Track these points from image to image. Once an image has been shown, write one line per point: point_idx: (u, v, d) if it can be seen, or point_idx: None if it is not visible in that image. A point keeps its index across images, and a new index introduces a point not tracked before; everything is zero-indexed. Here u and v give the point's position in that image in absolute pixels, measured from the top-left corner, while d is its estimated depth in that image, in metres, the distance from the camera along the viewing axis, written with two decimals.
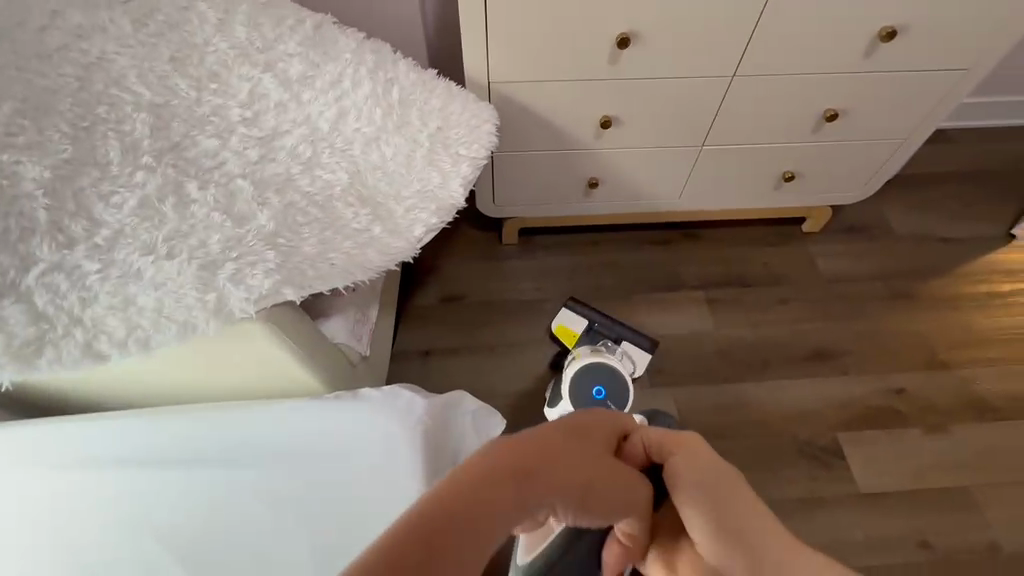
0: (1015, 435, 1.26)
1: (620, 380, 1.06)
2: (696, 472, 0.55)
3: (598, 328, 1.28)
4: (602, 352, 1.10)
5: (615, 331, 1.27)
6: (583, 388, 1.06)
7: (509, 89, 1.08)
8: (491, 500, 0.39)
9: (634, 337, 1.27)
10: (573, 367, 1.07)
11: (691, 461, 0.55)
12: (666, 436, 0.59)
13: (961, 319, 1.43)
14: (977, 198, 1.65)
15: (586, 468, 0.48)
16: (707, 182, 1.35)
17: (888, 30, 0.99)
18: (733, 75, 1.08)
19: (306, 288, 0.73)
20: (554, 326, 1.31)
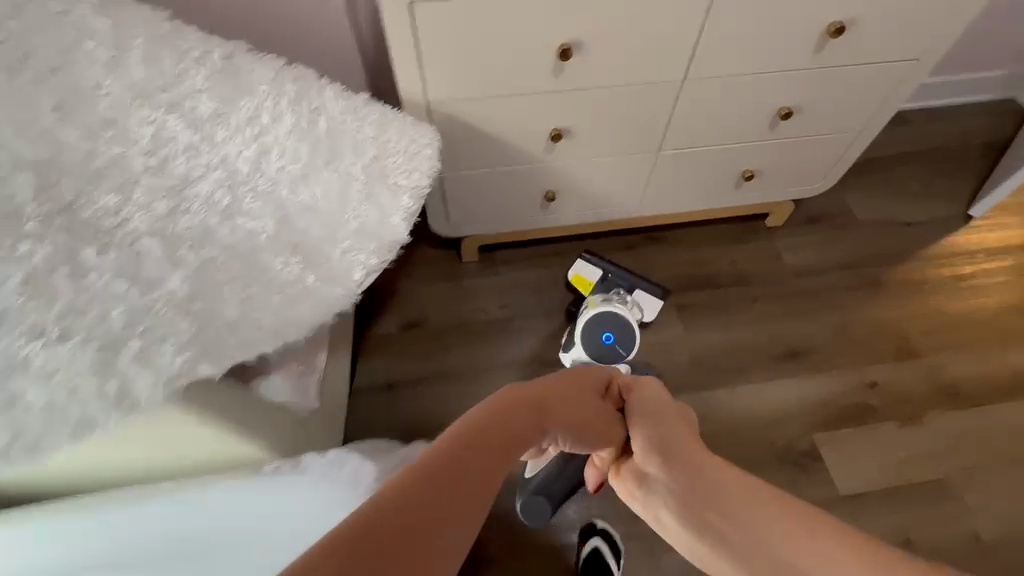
0: (988, 420, 1.27)
1: (629, 328, 1.15)
2: (653, 406, 0.63)
3: (612, 277, 1.35)
4: (611, 303, 1.18)
5: (627, 280, 1.33)
6: (593, 333, 1.15)
7: (450, 108, 1.02)
8: (505, 436, 0.45)
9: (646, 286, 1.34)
10: (586, 316, 1.17)
11: (650, 398, 0.64)
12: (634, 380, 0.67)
13: (928, 305, 1.43)
14: (935, 178, 1.65)
15: (578, 412, 0.57)
16: (666, 186, 1.31)
17: (837, 25, 0.95)
18: (683, 79, 1.04)
19: (227, 360, 0.69)
20: (570, 276, 1.36)
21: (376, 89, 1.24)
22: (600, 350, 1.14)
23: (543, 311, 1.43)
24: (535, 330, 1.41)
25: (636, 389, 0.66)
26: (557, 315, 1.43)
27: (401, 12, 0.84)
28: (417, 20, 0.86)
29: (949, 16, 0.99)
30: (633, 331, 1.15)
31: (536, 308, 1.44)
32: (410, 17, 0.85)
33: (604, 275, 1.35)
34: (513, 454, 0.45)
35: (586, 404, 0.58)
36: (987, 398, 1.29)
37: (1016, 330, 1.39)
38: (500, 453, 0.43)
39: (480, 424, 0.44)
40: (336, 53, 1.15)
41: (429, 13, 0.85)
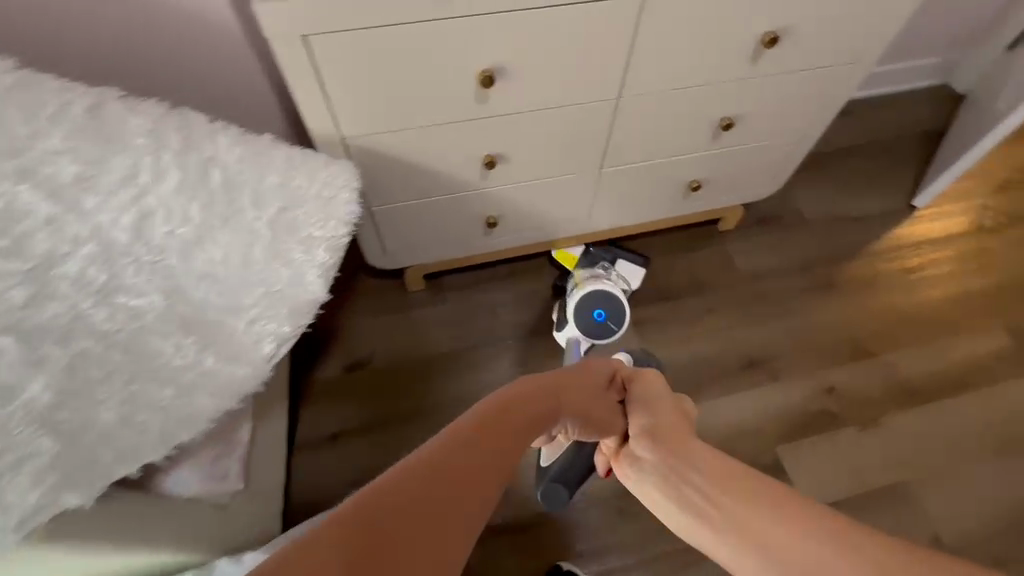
0: (942, 416, 1.28)
1: (618, 303, 1.25)
2: (653, 396, 0.63)
3: (594, 251, 1.39)
4: (599, 283, 1.27)
5: (609, 253, 1.38)
6: (586, 311, 1.25)
7: (370, 142, 0.93)
8: (511, 432, 0.45)
9: (628, 256, 1.40)
10: (579, 296, 1.26)
11: (651, 389, 0.64)
12: (638, 370, 0.67)
13: (880, 302, 1.43)
14: (879, 170, 1.66)
15: (583, 401, 0.58)
16: (613, 202, 1.26)
17: (771, 36, 0.92)
18: (618, 97, 0.98)
19: (101, 483, 0.58)
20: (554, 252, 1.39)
21: (291, 122, 1.15)
22: (593, 326, 1.24)
23: (497, 338, 1.37)
24: (490, 359, 1.34)
25: (637, 380, 0.66)
26: (512, 341, 1.37)
27: (295, 45, 0.74)
28: (316, 53, 0.76)
29: (881, 20, 0.96)
30: (622, 306, 1.26)
31: (489, 335, 1.37)
32: (306, 50, 0.75)
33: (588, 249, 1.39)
34: (521, 441, 0.47)
35: (590, 394, 0.60)
36: (941, 394, 1.30)
37: (964, 321, 1.41)
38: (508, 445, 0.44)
39: (489, 416, 0.45)
40: (246, 87, 1.06)
41: (328, 45, 0.76)
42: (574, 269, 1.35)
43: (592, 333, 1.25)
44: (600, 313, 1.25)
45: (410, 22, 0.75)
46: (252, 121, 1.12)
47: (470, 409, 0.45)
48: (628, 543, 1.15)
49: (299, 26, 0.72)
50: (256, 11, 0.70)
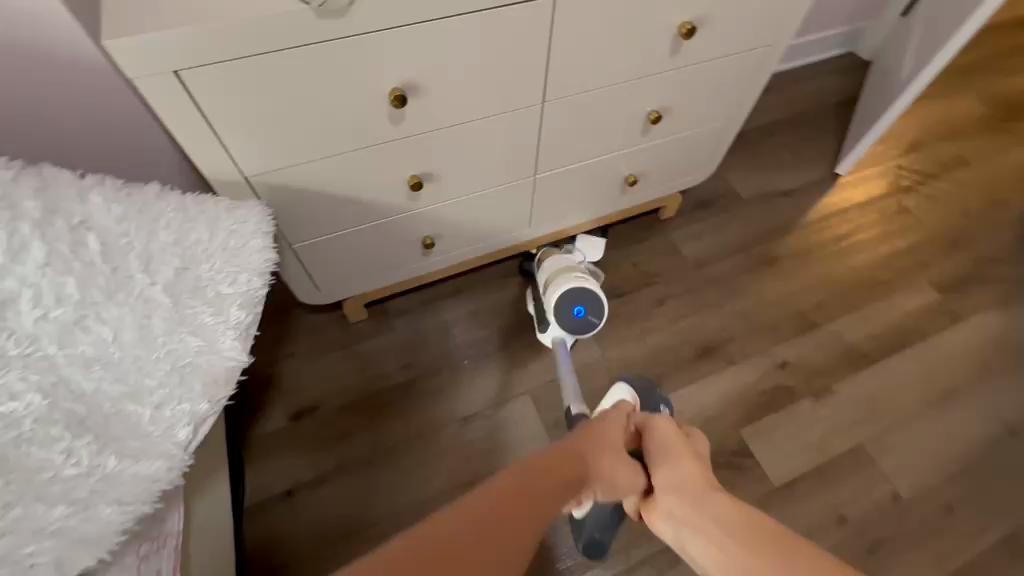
0: (886, 375, 1.33)
1: (596, 298, 1.15)
2: (666, 444, 0.72)
3: None
4: (576, 277, 1.16)
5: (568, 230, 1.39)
6: (565, 309, 1.15)
7: (278, 177, 0.84)
8: (541, 494, 0.59)
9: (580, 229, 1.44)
10: (555, 295, 1.15)
11: (664, 438, 0.73)
12: (648, 420, 0.77)
13: (817, 272, 1.48)
14: (802, 142, 1.71)
15: (603, 460, 0.70)
16: (551, 206, 1.22)
17: (689, 25, 0.88)
18: (542, 101, 0.93)
19: None
20: None
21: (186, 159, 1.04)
22: (575, 325, 1.16)
23: (451, 360, 1.31)
24: (446, 384, 1.28)
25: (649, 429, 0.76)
26: (467, 361, 1.31)
27: (165, 81, 0.65)
28: (194, 88, 0.67)
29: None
30: (600, 299, 1.15)
31: (443, 358, 1.31)
32: (180, 85, 0.66)
33: None
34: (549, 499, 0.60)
35: (609, 456, 0.70)
36: (883, 354, 1.36)
37: (895, 280, 1.47)
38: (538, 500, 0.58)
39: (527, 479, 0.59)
40: (143, 140, 0.97)
41: (206, 78, 0.66)
42: (542, 257, 1.28)
43: (575, 330, 1.17)
44: (581, 309, 1.15)
45: (299, 44, 0.67)
46: (162, 174, 1.03)
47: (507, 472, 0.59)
48: (609, 553, 1.13)
49: (166, 60, 0.62)
50: (107, 48, 0.60)
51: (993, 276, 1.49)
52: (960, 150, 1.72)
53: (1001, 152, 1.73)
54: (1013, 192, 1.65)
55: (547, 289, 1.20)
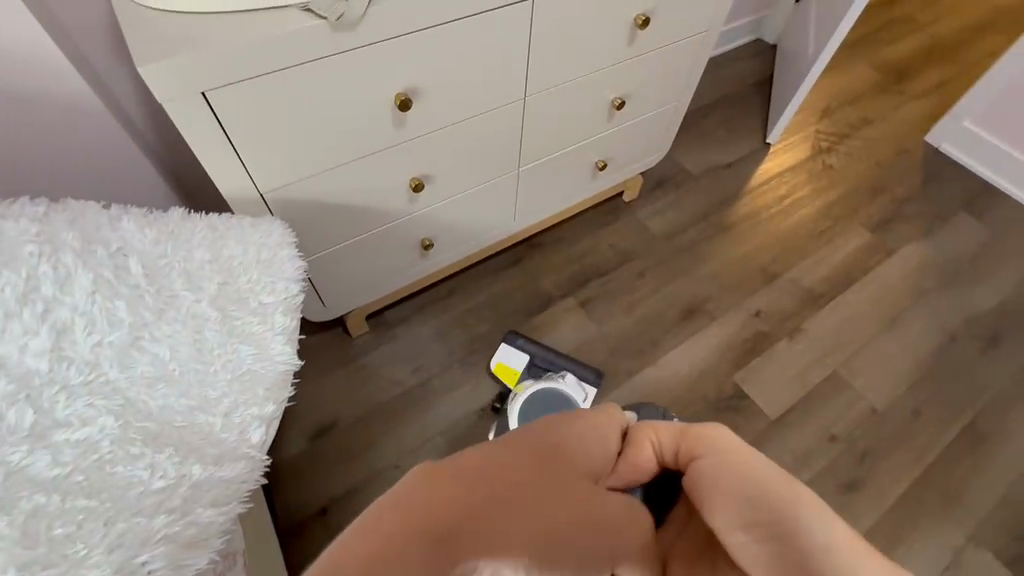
0: (844, 308, 1.50)
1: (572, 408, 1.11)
2: (726, 463, 0.51)
3: (536, 362, 1.32)
4: (548, 385, 1.12)
5: (557, 365, 1.31)
6: (533, 417, 1.08)
7: (292, 190, 0.87)
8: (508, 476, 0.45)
9: (576, 368, 1.31)
10: (522, 399, 1.10)
11: (711, 450, 0.53)
12: (684, 431, 0.57)
13: (769, 229, 1.65)
14: (734, 118, 1.91)
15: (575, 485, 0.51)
16: (533, 196, 1.30)
17: (644, 16, 1.01)
18: (523, 96, 1.02)
19: None
20: (493, 366, 1.31)
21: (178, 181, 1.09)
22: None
23: (458, 357, 1.35)
24: (458, 380, 1.33)
25: (696, 446, 0.55)
26: (473, 357, 1.36)
27: (193, 100, 0.67)
28: (219, 108, 0.70)
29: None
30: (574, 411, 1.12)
31: (449, 358, 1.35)
32: (207, 106, 0.69)
33: (529, 361, 1.32)
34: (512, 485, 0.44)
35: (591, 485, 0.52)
36: (838, 291, 1.53)
37: (834, 227, 1.67)
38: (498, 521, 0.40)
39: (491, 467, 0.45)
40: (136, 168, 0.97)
41: (231, 96, 0.70)
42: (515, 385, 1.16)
43: None
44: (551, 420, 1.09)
45: (317, 57, 0.72)
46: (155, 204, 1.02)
47: (485, 456, 0.46)
48: None
49: (196, 81, 0.65)
50: (141, 72, 0.62)
51: (911, 212, 1.72)
52: (864, 111, 1.98)
53: (897, 110, 2.00)
54: (912, 141, 1.92)
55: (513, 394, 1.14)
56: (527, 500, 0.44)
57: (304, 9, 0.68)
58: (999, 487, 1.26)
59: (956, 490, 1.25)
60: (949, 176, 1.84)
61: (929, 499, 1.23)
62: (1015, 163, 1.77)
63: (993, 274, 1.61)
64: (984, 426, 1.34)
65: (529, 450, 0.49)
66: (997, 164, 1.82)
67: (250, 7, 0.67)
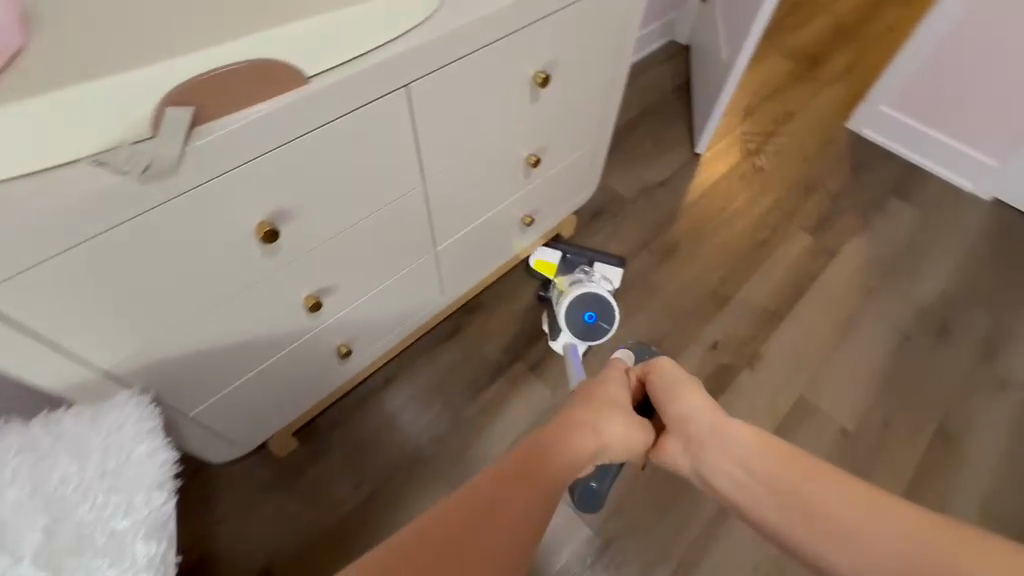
0: (799, 321, 1.46)
1: (607, 306, 1.25)
2: (672, 385, 0.79)
3: (570, 257, 1.42)
4: (585, 288, 1.26)
5: (585, 256, 1.42)
6: (577, 315, 1.25)
7: (145, 357, 0.70)
8: (547, 455, 0.67)
9: (604, 258, 1.43)
10: (565, 304, 1.25)
11: (664, 377, 0.81)
12: (649, 366, 0.84)
13: (713, 246, 1.58)
14: (659, 130, 1.83)
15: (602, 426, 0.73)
16: (458, 269, 1.18)
17: (542, 74, 0.90)
18: (422, 182, 0.89)
19: None
20: (533, 262, 1.41)
21: None
22: (586, 329, 1.25)
23: (407, 459, 1.21)
24: (409, 487, 1.18)
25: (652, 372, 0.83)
26: (424, 453, 1.22)
27: None
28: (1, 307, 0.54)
29: (625, 13, 0.99)
30: (611, 309, 1.26)
31: (396, 458, 1.20)
32: None
33: (564, 256, 1.42)
34: (554, 460, 0.67)
35: (619, 416, 0.75)
36: (790, 305, 1.48)
37: (775, 235, 1.62)
38: (566, 457, 0.68)
39: (539, 445, 0.68)
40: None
41: (17, 287, 0.53)
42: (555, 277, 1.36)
43: (586, 336, 1.26)
44: (592, 315, 1.26)
45: (131, 215, 0.56)
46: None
47: (529, 439, 0.69)
48: None
49: None
50: None
51: (847, 207, 1.70)
52: (784, 105, 1.96)
53: (815, 99, 1.99)
54: (835, 130, 1.91)
55: (559, 296, 1.31)
56: (559, 465, 0.67)
57: (97, 163, 0.53)
58: (977, 495, 1.24)
59: (940, 505, 1.22)
60: (876, 161, 1.84)
61: None
62: (930, 142, 1.79)
63: (932, 261, 1.60)
64: (952, 426, 1.32)
65: (555, 433, 0.71)
66: (914, 145, 1.83)
67: (18, 170, 0.52)
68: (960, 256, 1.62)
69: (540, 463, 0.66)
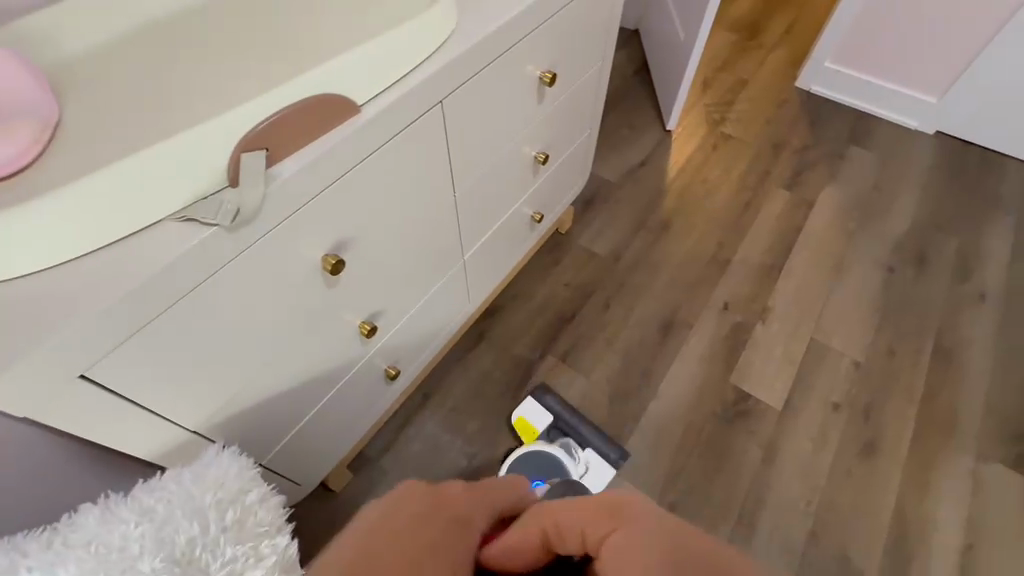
0: (794, 271, 1.55)
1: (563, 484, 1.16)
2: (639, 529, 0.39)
3: (559, 426, 1.27)
4: (549, 446, 1.20)
5: (577, 434, 1.26)
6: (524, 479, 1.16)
7: (229, 409, 0.71)
8: (372, 535, 0.47)
9: (600, 445, 1.24)
10: (513, 457, 1.18)
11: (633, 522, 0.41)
12: (596, 503, 0.45)
13: (703, 216, 1.66)
14: (629, 114, 1.91)
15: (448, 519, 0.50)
16: (482, 275, 1.20)
17: (549, 73, 0.94)
18: (453, 194, 0.90)
19: None
20: (515, 419, 1.26)
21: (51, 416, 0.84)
22: None
23: (462, 467, 1.22)
24: None
25: (613, 512, 0.43)
26: (478, 458, 1.23)
27: (71, 389, 0.51)
28: (109, 379, 0.54)
29: (610, 4, 1.03)
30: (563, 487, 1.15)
31: (453, 469, 1.22)
32: (93, 384, 0.52)
33: (553, 424, 1.27)
34: (374, 540, 0.46)
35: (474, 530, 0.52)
36: (783, 258, 1.58)
37: (757, 195, 1.72)
38: (393, 538, 0.46)
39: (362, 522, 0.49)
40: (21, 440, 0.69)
41: (125, 357, 0.54)
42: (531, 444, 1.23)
43: None
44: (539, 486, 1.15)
45: (218, 265, 0.57)
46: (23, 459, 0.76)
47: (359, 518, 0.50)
48: None
49: (68, 369, 0.49)
50: None
51: (814, 160, 1.82)
52: (737, 73, 2.07)
53: (764, 64, 2.11)
54: (787, 90, 2.04)
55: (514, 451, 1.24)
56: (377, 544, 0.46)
57: (185, 219, 0.54)
58: (981, 399, 1.36)
59: (952, 414, 1.34)
60: (829, 114, 1.97)
61: (934, 436, 1.31)
62: (873, 89, 1.94)
63: (897, 197, 1.74)
64: (946, 342, 1.45)
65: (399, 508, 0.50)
66: (860, 94, 1.98)
67: (107, 240, 0.52)
68: (920, 189, 1.76)
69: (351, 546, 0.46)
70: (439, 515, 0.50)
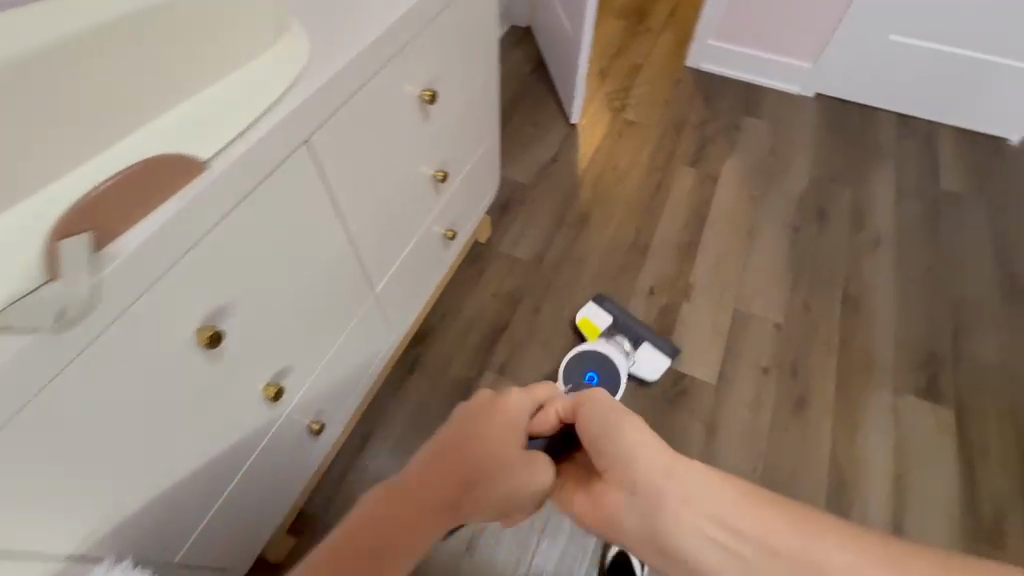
0: (709, 245, 1.61)
1: None
2: (605, 422, 0.58)
3: (618, 325, 1.40)
4: None
5: (633, 332, 1.39)
6: None
7: (112, 519, 0.62)
8: (421, 498, 0.53)
9: (656, 341, 1.37)
10: None
11: (597, 416, 0.59)
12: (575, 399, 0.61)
13: (618, 203, 1.69)
14: (532, 112, 1.90)
15: (492, 455, 0.56)
16: (399, 303, 1.14)
17: (427, 91, 0.90)
18: (346, 232, 0.85)
19: None
20: (579, 320, 1.40)
21: None
22: None
23: None
24: None
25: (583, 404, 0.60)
26: None
27: None
28: None
29: (482, 10, 1.00)
30: None
31: None
32: None
33: (612, 322, 1.40)
34: (424, 506, 0.52)
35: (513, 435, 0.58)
36: (698, 234, 1.63)
37: (665, 176, 1.76)
38: (447, 490, 0.53)
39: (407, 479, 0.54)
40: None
41: None
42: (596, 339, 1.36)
43: None
44: None
45: (53, 373, 0.49)
46: None
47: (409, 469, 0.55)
48: None
49: None
50: None
51: (713, 135, 1.89)
52: (631, 59, 2.12)
53: (654, 47, 2.17)
54: (679, 71, 2.10)
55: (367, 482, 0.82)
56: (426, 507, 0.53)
57: None
58: (889, 337, 1.47)
59: (867, 357, 1.43)
60: (721, 88, 2.06)
61: (855, 380, 1.39)
62: (755, 61, 2.04)
63: (791, 159, 1.84)
64: (852, 290, 1.55)
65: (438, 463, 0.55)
66: (744, 67, 2.07)
67: None
68: (810, 149, 1.87)
69: (396, 516, 0.52)
70: (475, 456, 0.55)
